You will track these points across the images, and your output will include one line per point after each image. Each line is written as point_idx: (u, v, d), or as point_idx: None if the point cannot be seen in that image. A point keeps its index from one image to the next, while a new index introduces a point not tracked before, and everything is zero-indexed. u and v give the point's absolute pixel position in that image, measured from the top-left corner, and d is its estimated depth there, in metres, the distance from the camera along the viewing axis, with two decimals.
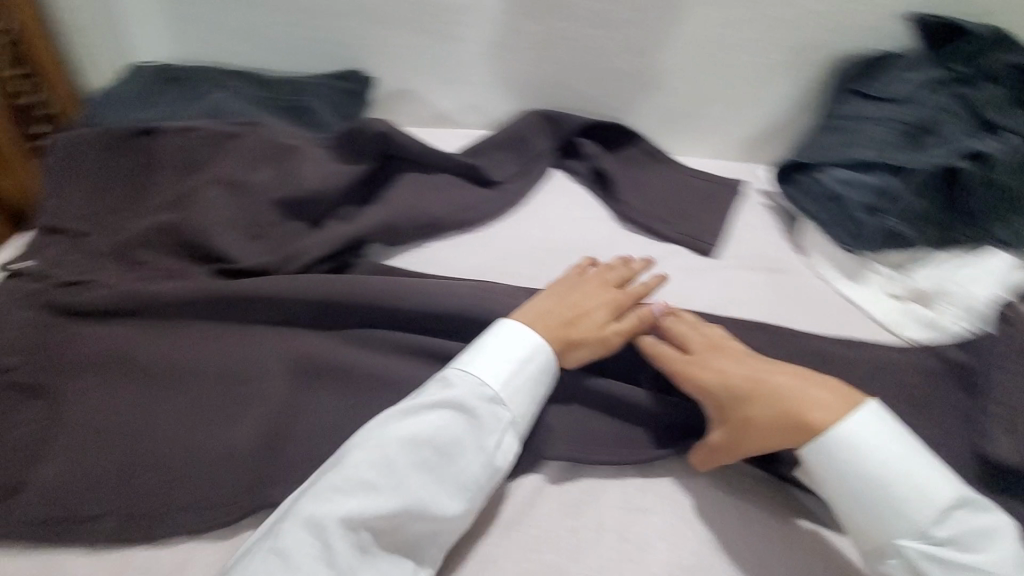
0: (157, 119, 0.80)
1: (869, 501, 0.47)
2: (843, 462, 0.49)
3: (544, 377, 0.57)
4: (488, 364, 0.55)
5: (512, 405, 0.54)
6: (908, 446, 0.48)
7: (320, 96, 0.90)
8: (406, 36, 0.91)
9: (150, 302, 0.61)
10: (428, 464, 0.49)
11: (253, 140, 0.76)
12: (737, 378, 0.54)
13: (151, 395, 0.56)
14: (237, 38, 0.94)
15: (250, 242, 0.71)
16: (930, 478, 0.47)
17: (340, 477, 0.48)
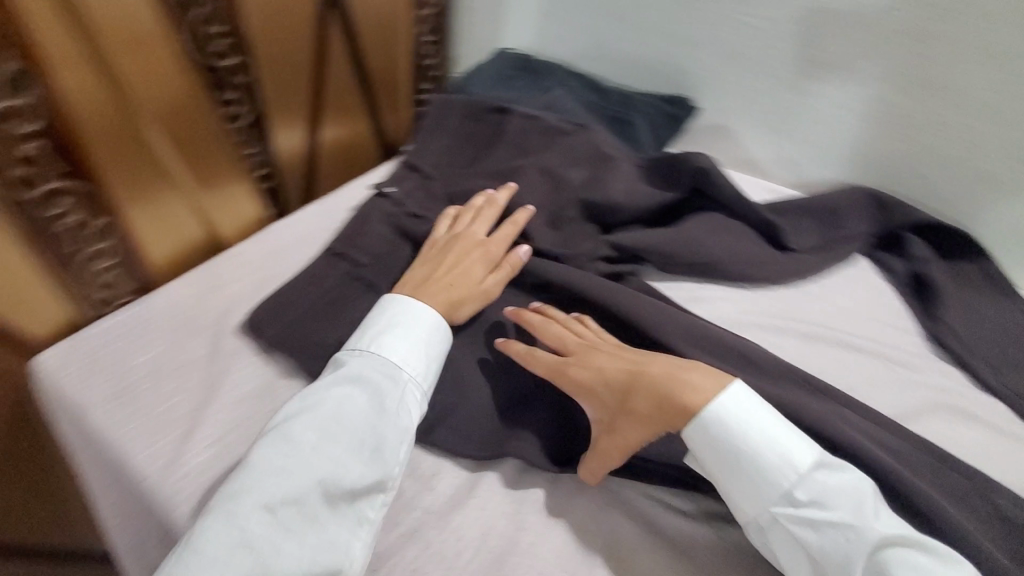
0: (508, 100, 0.91)
1: (755, 474, 0.47)
2: (722, 439, 0.48)
3: (436, 342, 0.57)
4: (377, 334, 0.56)
5: (390, 362, 0.54)
6: (759, 412, 0.49)
7: (645, 113, 0.93)
8: (752, 77, 0.89)
9: (468, 248, 0.70)
10: (326, 428, 0.48)
11: (581, 141, 0.82)
12: (619, 372, 0.54)
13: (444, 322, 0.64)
14: (591, 45, 1.03)
15: (548, 228, 0.75)
16: (793, 452, 0.47)
17: (254, 471, 0.45)
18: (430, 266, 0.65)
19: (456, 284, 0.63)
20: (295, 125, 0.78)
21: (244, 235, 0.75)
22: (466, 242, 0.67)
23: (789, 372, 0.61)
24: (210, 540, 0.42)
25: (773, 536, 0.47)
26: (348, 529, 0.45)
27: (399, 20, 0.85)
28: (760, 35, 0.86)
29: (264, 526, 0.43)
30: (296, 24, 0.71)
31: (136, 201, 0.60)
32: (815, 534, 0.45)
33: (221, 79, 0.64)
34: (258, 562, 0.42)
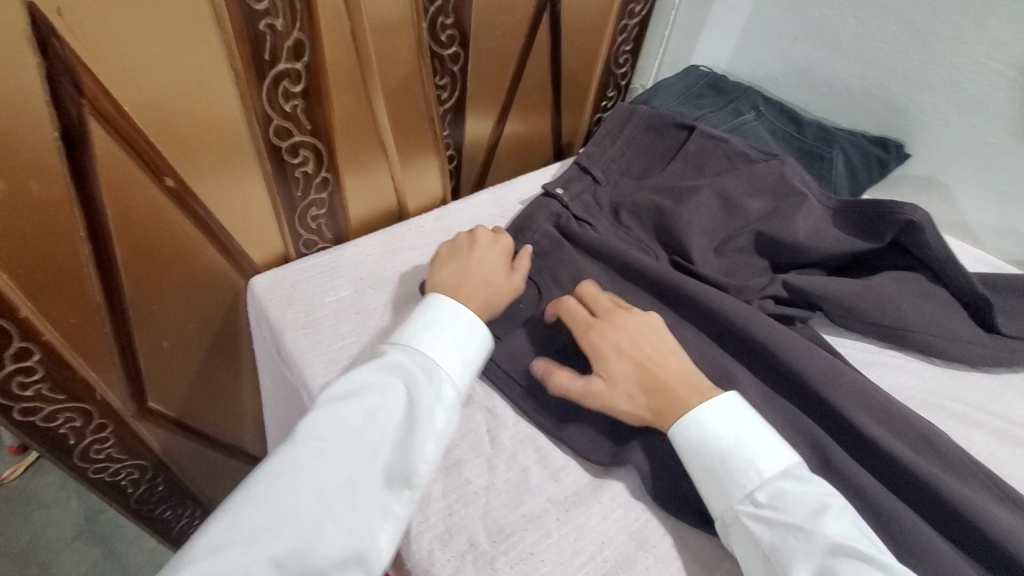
0: (694, 118, 0.89)
1: (718, 467, 0.49)
2: (699, 440, 0.50)
3: (473, 341, 0.56)
4: (425, 335, 0.55)
5: (424, 358, 0.53)
6: (743, 424, 0.50)
7: (845, 150, 0.86)
8: (988, 129, 0.78)
9: (623, 257, 0.69)
10: (361, 418, 0.48)
11: (768, 171, 0.74)
12: (629, 367, 0.55)
13: None
14: (793, 72, 0.97)
15: (712, 253, 0.72)
16: (745, 446, 0.49)
17: (298, 453, 0.46)
18: (460, 273, 0.62)
19: (485, 284, 0.62)
20: (488, 117, 0.84)
21: (425, 209, 0.82)
22: (483, 242, 0.65)
23: (979, 470, 0.53)
24: (256, 509, 0.43)
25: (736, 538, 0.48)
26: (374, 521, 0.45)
27: (606, 24, 0.86)
28: (1007, 83, 0.75)
29: (300, 506, 0.44)
30: (514, 24, 0.76)
31: (354, 165, 0.68)
32: (767, 532, 0.46)
33: (439, 67, 0.71)
34: (298, 540, 0.42)
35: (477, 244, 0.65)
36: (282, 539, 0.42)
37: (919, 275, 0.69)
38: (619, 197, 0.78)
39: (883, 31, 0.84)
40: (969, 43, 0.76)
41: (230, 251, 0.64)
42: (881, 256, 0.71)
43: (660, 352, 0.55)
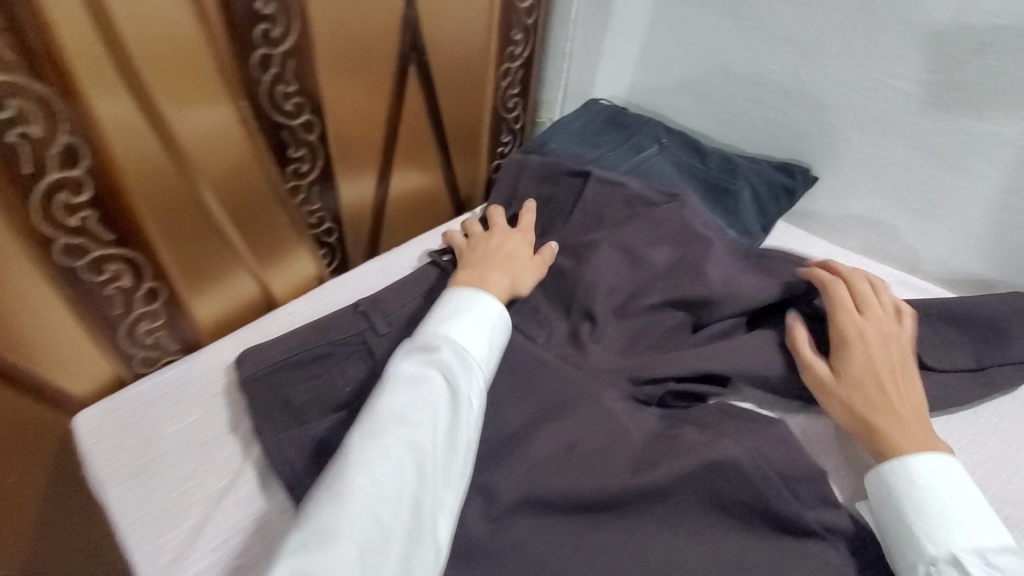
0: (592, 161, 0.83)
1: (929, 506, 0.46)
2: (909, 480, 0.48)
3: (501, 331, 0.57)
4: (450, 325, 0.54)
5: (460, 347, 0.52)
6: (965, 487, 0.47)
7: (751, 182, 0.81)
8: (889, 145, 0.75)
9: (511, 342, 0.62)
10: (405, 406, 0.46)
11: (670, 217, 0.69)
12: (872, 393, 0.53)
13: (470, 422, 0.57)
14: (692, 100, 0.93)
15: (619, 315, 0.65)
16: (965, 508, 0.46)
17: (356, 451, 0.44)
18: (481, 252, 0.66)
19: (509, 259, 0.66)
20: (368, 180, 0.75)
21: (297, 293, 0.73)
22: (501, 232, 0.69)
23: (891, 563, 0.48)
24: (331, 515, 0.40)
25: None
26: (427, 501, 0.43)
27: (485, 70, 0.80)
28: (905, 98, 0.71)
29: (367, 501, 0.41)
30: (376, 80, 0.68)
31: (191, 265, 0.59)
32: None
33: (290, 138, 0.62)
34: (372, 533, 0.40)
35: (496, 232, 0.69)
36: (353, 541, 0.39)
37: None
38: None
39: (774, 54, 0.80)
40: (862, 61, 0.73)
41: (40, 390, 0.56)
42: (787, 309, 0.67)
43: (904, 371, 0.55)
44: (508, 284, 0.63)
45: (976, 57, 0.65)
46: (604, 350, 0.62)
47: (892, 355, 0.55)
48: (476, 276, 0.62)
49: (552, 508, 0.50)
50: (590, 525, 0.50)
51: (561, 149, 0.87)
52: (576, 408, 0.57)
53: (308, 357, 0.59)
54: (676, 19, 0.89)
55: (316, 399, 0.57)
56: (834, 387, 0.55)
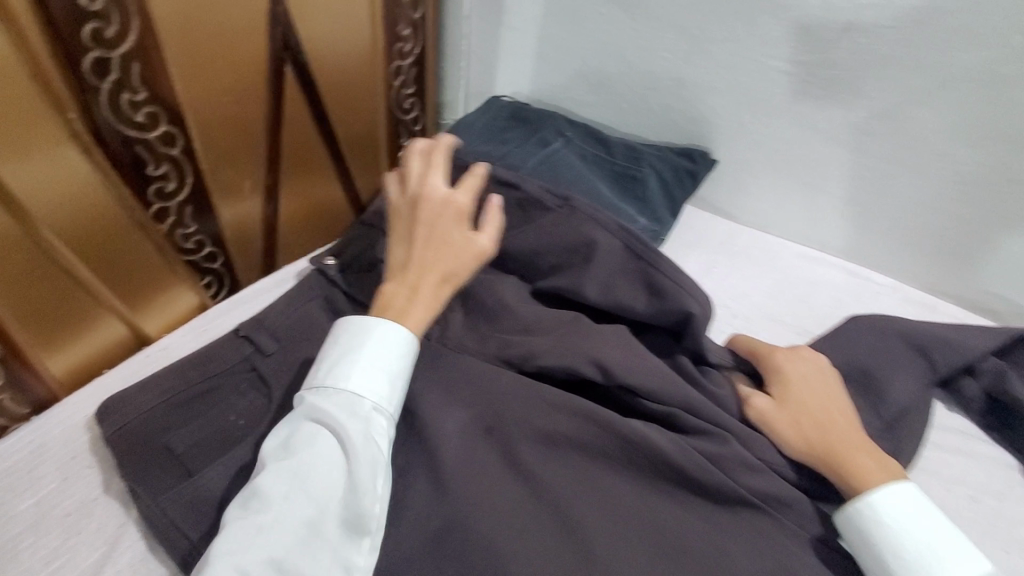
0: (496, 159, 0.80)
1: (913, 541, 0.47)
2: (886, 505, 0.48)
3: (397, 359, 0.52)
4: (334, 365, 0.52)
5: (347, 395, 0.50)
6: (927, 511, 0.48)
7: (657, 169, 0.82)
8: (774, 126, 0.78)
9: (424, 354, 0.59)
10: (290, 471, 0.46)
11: (562, 220, 0.70)
12: (810, 431, 0.54)
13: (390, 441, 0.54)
14: (591, 92, 0.92)
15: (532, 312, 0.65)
16: (944, 543, 0.47)
17: (240, 532, 0.43)
18: (420, 240, 0.59)
19: (446, 252, 0.59)
20: (250, 198, 0.68)
21: (177, 327, 0.67)
22: (432, 202, 0.61)
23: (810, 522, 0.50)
24: None
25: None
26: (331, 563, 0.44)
27: (374, 73, 0.75)
28: (785, 79, 0.74)
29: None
30: (244, 85, 0.62)
31: (29, 305, 0.53)
32: None
33: (147, 154, 0.56)
34: None
35: (431, 209, 0.61)
36: None
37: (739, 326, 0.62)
38: None
39: (664, 41, 0.81)
40: (744, 46, 0.75)
41: None
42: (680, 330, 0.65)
43: (838, 405, 0.56)
44: (438, 281, 0.58)
45: (845, 34, 0.68)
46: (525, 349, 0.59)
47: (813, 377, 0.58)
48: (409, 291, 0.57)
49: (472, 518, 0.48)
50: (515, 530, 0.48)
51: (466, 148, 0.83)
52: (510, 412, 0.54)
53: (190, 397, 0.54)
54: (566, 12, 0.88)
55: (204, 440, 0.52)
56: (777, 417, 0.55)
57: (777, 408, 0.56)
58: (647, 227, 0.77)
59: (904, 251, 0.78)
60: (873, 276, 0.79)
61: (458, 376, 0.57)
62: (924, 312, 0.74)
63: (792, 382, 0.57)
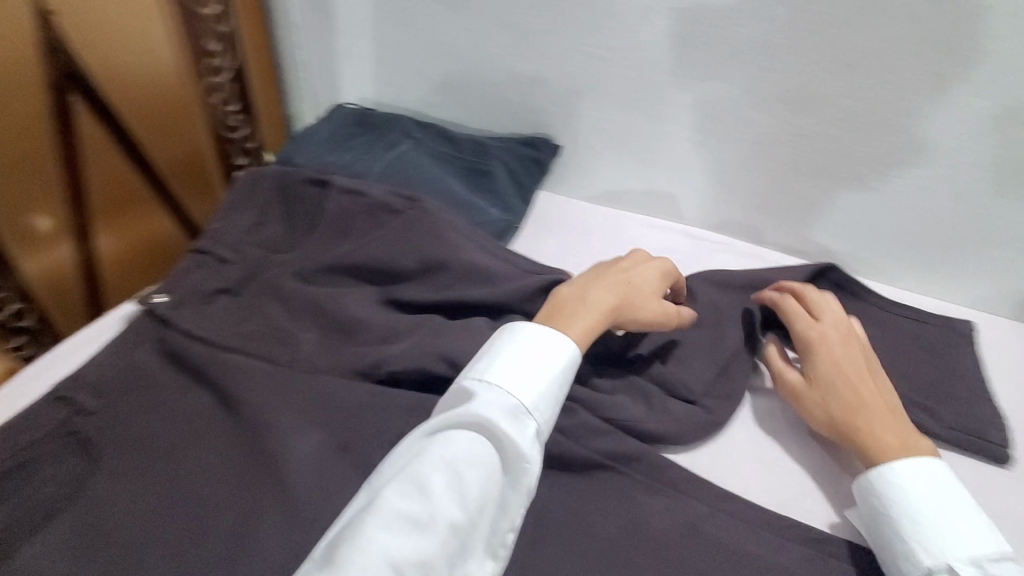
0: (340, 171, 0.79)
1: (928, 503, 0.47)
2: (917, 475, 0.49)
3: (566, 375, 0.51)
4: (512, 378, 0.48)
5: (531, 417, 0.47)
6: (962, 493, 0.48)
7: (503, 161, 0.84)
8: (604, 108, 0.82)
9: (268, 382, 0.57)
10: (460, 470, 0.42)
11: (411, 225, 0.70)
12: (835, 406, 0.54)
13: (235, 476, 0.52)
14: (435, 91, 0.92)
15: (386, 318, 0.64)
16: (971, 521, 0.46)
17: (382, 535, 0.38)
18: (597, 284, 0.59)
19: (639, 293, 0.59)
20: (55, 241, 0.83)
21: None
22: (638, 261, 0.63)
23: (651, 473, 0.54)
24: None
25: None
26: (474, 548, 0.42)
27: (184, 103, 0.91)
28: (605, 62, 0.78)
29: None
30: (21, 127, 0.75)
31: None
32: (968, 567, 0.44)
33: None
34: None
35: (635, 264, 0.62)
36: None
37: None
38: (271, 295, 0.67)
39: (492, 36, 0.83)
40: (564, 34, 0.79)
41: None
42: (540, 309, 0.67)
43: (872, 374, 0.56)
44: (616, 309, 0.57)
45: (645, 19, 0.73)
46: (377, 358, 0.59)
47: (860, 357, 0.57)
48: (580, 312, 0.55)
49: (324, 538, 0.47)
50: None
51: (308, 161, 0.80)
52: (360, 424, 0.54)
53: (6, 471, 0.51)
54: (396, 13, 0.87)
55: (18, 521, 0.49)
56: (809, 393, 0.57)
57: (804, 388, 0.57)
58: (500, 218, 0.80)
59: (733, 213, 0.84)
60: (708, 235, 0.86)
61: (308, 397, 0.56)
62: (755, 263, 0.82)
63: (833, 356, 0.57)
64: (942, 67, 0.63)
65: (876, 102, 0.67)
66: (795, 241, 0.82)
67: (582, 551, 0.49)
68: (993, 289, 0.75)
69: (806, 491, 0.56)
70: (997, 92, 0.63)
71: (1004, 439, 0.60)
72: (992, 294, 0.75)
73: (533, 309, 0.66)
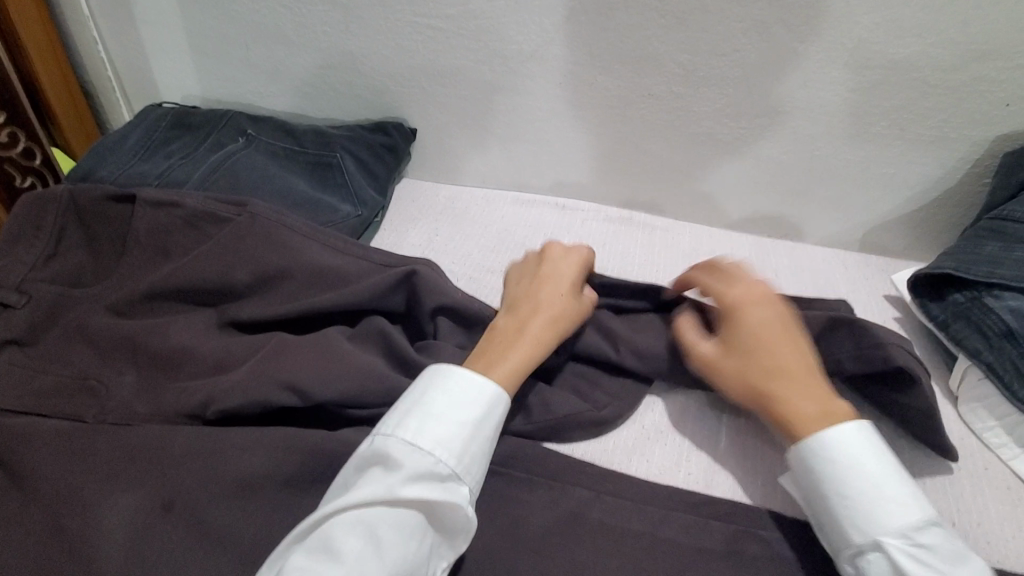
0: (156, 183, 0.69)
1: (863, 476, 0.44)
2: (845, 446, 0.45)
3: (501, 419, 0.48)
4: (432, 423, 0.45)
5: (475, 477, 0.45)
6: (892, 460, 0.45)
7: (351, 150, 0.77)
8: (452, 83, 0.77)
9: (67, 440, 0.48)
10: (402, 537, 0.40)
11: (241, 232, 0.61)
12: (757, 372, 0.49)
13: (25, 565, 0.42)
14: (268, 80, 0.83)
15: (219, 341, 0.55)
16: (898, 486, 0.43)
17: None
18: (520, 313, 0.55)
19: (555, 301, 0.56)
20: None
21: None
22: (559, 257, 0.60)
23: (527, 465, 0.51)
24: None
25: (871, 571, 0.41)
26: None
27: None
28: (444, 35, 0.73)
29: None
30: None
31: None
32: (904, 545, 0.41)
33: None
34: None
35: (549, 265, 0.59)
36: None
37: (454, 288, 0.60)
38: (71, 336, 0.56)
39: (319, 14, 0.75)
40: (396, 6, 0.72)
41: None
42: (403, 303, 0.61)
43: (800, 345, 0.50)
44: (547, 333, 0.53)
45: None
46: (206, 391, 0.51)
47: (778, 317, 0.52)
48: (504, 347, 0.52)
49: None
50: None
51: (114, 174, 0.70)
52: (188, 473, 0.46)
53: None
54: None
55: None
56: (738, 360, 0.50)
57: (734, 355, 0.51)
58: (353, 213, 0.73)
59: (598, 180, 0.82)
60: (580, 205, 0.84)
61: (120, 452, 0.47)
62: (625, 227, 0.82)
63: (751, 322, 0.51)
64: (764, 16, 0.64)
65: (713, 56, 0.67)
66: (662, 201, 0.82)
67: (460, 569, 0.45)
68: (840, 226, 0.79)
69: (688, 453, 0.54)
70: (815, 36, 0.64)
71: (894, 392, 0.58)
72: (840, 230, 0.80)
73: (393, 308, 0.60)
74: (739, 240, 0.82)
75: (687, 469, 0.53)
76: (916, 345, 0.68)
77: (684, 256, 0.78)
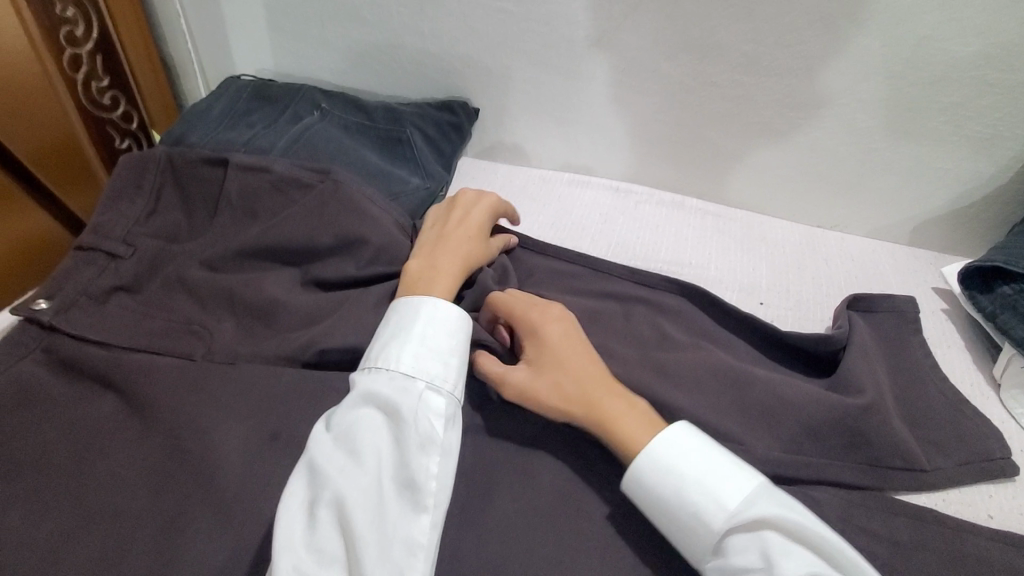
0: (242, 149, 0.73)
1: (689, 510, 0.44)
2: (656, 477, 0.45)
3: (447, 322, 0.52)
4: (385, 344, 0.51)
5: (436, 371, 0.49)
6: (706, 454, 0.46)
7: (419, 126, 0.81)
8: (518, 67, 0.80)
9: (183, 375, 0.53)
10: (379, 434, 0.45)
11: (323, 197, 0.66)
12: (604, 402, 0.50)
13: (152, 481, 0.47)
14: (341, 57, 0.87)
15: (309, 297, 0.60)
16: (714, 483, 0.44)
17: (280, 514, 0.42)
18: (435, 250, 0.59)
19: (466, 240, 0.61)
20: None
21: None
22: (469, 200, 0.65)
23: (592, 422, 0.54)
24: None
25: None
26: (426, 501, 0.43)
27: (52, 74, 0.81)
28: (514, 18, 0.76)
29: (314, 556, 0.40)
30: None
31: None
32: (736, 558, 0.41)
33: None
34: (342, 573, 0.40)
35: (461, 204, 0.64)
36: None
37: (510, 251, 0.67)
38: (174, 286, 0.61)
39: None
40: None
41: None
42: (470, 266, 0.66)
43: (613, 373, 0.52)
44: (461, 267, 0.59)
45: None
46: (302, 339, 0.56)
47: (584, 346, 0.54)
48: (428, 278, 0.56)
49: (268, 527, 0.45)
50: None
51: (202, 140, 0.75)
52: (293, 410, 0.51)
53: None
54: None
55: None
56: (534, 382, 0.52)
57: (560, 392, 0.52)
58: (421, 185, 0.77)
59: (654, 163, 0.85)
60: (633, 188, 0.87)
61: (229, 389, 0.52)
62: (674, 210, 0.85)
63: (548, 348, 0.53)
64: (830, 6, 0.66)
65: (777, 46, 0.70)
66: (713, 188, 0.85)
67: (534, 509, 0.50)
68: (887, 218, 0.82)
69: None
70: (879, 30, 0.66)
71: (946, 383, 0.60)
72: (888, 222, 0.82)
73: None
74: (788, 228, 0.85)
75: (761, 436, 0.54)
76: (960, 334, 0.71)
77: (734, 241, 0.81)
